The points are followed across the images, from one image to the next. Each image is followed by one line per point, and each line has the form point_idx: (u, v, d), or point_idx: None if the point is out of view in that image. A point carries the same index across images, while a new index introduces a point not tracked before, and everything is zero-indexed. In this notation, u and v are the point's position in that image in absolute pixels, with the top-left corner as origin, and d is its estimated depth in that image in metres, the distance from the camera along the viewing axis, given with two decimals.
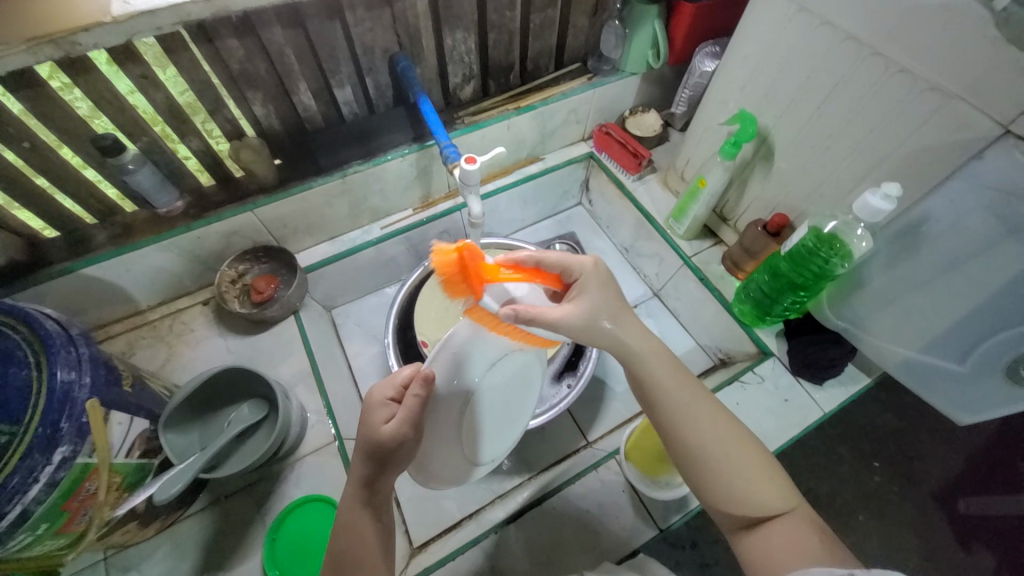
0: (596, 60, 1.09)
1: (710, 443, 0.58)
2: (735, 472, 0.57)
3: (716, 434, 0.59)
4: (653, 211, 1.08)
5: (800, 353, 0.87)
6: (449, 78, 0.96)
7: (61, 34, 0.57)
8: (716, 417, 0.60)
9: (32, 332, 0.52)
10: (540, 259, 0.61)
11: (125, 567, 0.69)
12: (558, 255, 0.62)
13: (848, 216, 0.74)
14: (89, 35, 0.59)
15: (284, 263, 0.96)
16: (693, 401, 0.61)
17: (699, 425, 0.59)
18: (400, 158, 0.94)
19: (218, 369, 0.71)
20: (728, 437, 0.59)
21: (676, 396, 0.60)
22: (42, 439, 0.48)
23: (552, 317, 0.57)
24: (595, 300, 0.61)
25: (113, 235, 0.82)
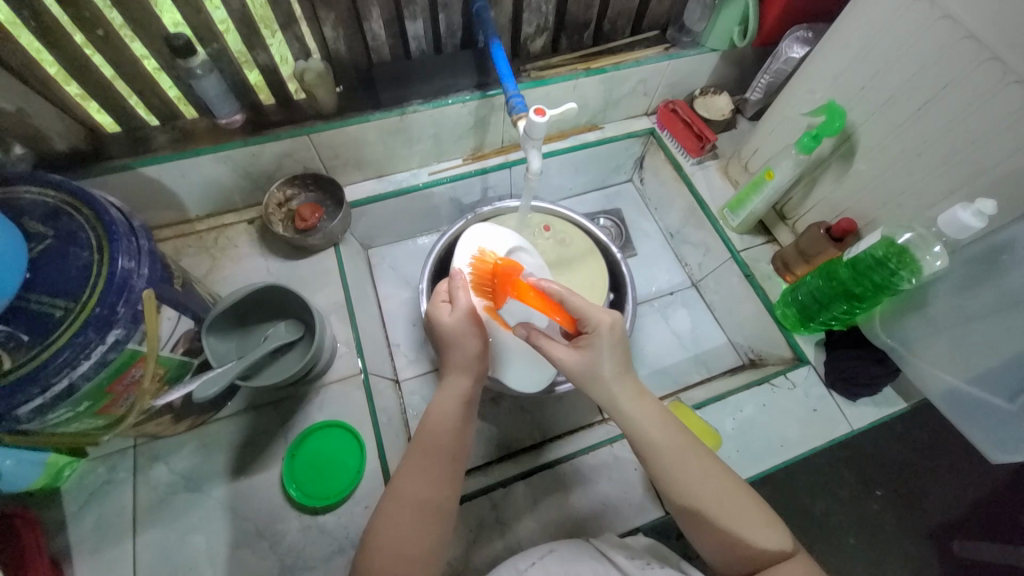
0: (676, 30, 1.03)
1: (695, 490, 0.57)
2: (714, 508, 0.57)
3: (698, 472, 0.58)
4: (708, 199, 1.04)
5: (838, 366, 0.84)
6: (522, 27, 0.92)
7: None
8: (702, 456, 0.59)
9: (96, 217, 0.53)
10: (564, 298, 0.64)
11: (153, 456, 0.73)
12: (581, 300, 0.63)
13: (925, 231, 0.70)
14: None
15: (331, 195, 0.95)
16: (673, 436, 0.60)
17: (680, 473, 0.58)
18: (461, 104, 0.91)
19: (260, 285, 0.71)
20: (704, 471, 0.58)
21: (649, 430, 0.60)
22: (98, 318, 0.49)
23: (551, 351, 0.65)
24: (601, 354, 0.62)
25: (173, 139, 0.82)
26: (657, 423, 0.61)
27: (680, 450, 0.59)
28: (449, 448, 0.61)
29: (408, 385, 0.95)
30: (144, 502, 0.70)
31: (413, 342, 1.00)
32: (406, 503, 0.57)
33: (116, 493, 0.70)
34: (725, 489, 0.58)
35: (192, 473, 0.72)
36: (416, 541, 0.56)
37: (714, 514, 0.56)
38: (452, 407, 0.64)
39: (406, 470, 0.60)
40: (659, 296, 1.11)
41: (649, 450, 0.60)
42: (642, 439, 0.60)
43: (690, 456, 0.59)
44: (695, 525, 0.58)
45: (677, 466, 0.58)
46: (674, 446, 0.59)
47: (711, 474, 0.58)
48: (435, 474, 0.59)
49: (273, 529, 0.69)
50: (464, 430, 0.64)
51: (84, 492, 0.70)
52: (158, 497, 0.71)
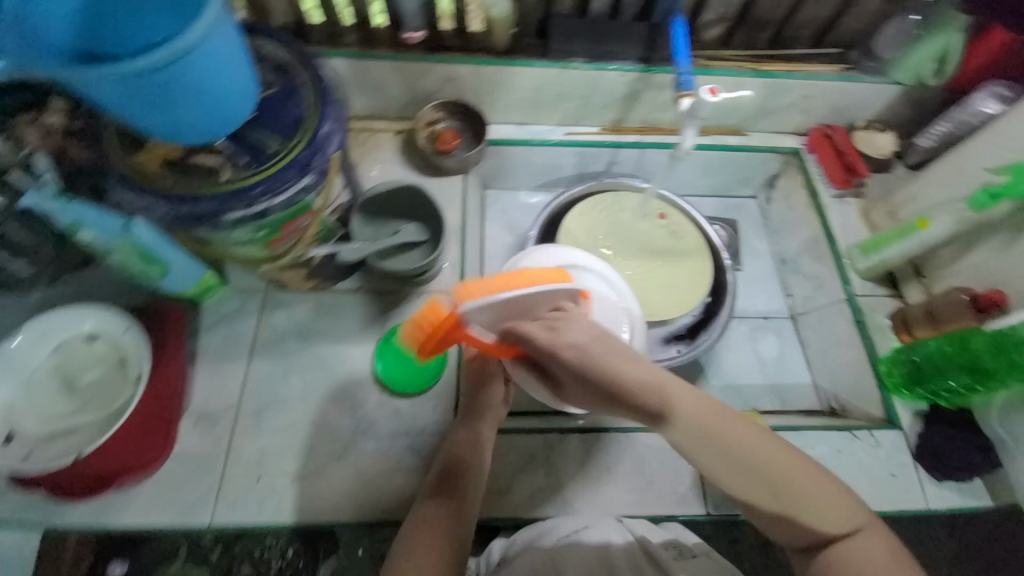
0: (861, 53, 0.98)
1: (778, 493, 0.50)
2: (796, 506, 0.50)
3: (766, 454, 0.51)
4: (838, 233, 1.00)
5: (932, 442, 0.80)
6: (704, 12, 0.92)
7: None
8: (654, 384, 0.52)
9: (314, 78, 0.61)
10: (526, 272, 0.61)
11: (275, 305, 0.84)
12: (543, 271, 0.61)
13: None
14: None
15: (473, 128, 1.00)
16: (686, 400, 0.52)
17: (761, 470, 0.51)
18: (621, 73, 0.93)
19: (405, 184, 0.79)
20: (789, 471, 0.51)
21: (721, 432, 0.51)
22: (300, 162, 0.57)
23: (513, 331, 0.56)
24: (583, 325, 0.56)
25: (362, 40, 0.91)
26: (660, 384, 0.52)
27: (755, 451, 0.51)
28: (469, 479, 0.64)
29: None
30: (261, 338, 0.81)
31: None
32: (433, 533, 0.59)
33: (242, 324, 0.82)
34: (814, 496, 0.51)
35: (303, 329, 0.83)
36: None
37: (802, 493, 0.50)
38: (474, 444, 0.68)
39: (429, 508, 0.61)
40: (752, 316, 1.07)
41: (723, 463, 0.51)
42: (714, 441, 0.51)
43: (740, 427, 0.52)
44: (792, 518, 0.51)
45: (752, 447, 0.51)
46: (735, 425, 0.52)
47: (774, 446, 0.52)
48: (453, 513, 0.61)
49: (358, 396, 0.78)
50: (480, 468, 0.66)
51: (218, 315, 0.82)
52: (273, 338, 0.82)
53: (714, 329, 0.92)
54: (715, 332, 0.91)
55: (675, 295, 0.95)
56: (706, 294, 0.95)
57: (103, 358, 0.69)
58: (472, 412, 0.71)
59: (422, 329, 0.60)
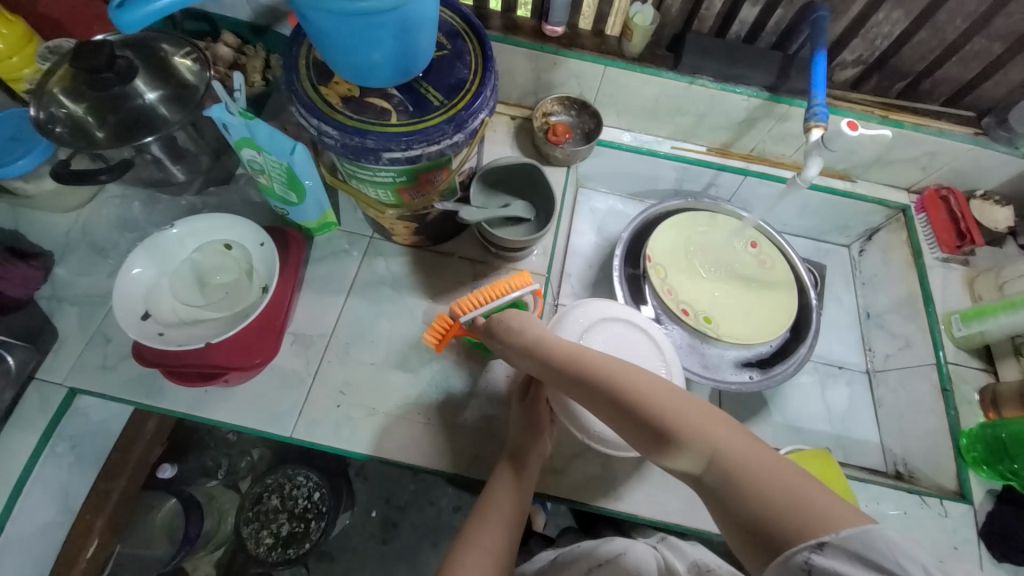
0: (996, 121, 0.95)
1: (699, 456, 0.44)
2: (741, 491, 0.41)
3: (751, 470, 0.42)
4: (936, 298, 0.97)
5: (1005, 522, 0.76)
6: (842, 53, 0.92)
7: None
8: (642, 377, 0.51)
9: (481, 49, 0.67)
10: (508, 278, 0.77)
11: (377, 252, 0.90)
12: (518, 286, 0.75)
13: None
14: None
15: (586, 125, 1.04)
16: (661, 394, 0.49)
17: (686, 434, 0.46)
18: (745, 97, 0.95)
19: (525, 163, 0.83)
20: (711, 436, 0.44)
21: (646, 394, 0.50)
22: (458, 120, 0.62)
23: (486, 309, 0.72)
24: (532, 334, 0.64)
25: (504, 25, 0.96)
26: (649, 385, 0.50)
27: (684, 419, 0.46)
28: (518, 498, 0.66)
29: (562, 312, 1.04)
30: (360, 278, 0.87)
31: (582, 280, 1.08)
32: (478, 552, 0.61)
33: (345, 262, 0.88)
34: (758, 472, 0.42)
35: (398, 279, 0.88)
36: (492, 555, 0.61)
37: (754, 480, 0.41)
38: (529, 468, 0.69)
39: (491, 491, 0.67)
40: (826, 364, 1.04)
41: (647, 428, 0.48)
42: (635, 405, 0.49)
43: (719, 425, 0.45)
44: (733, 496, 0.42)
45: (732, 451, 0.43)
46: (682, 403, 0.48)
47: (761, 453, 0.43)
48: (510, 497, 0.66)
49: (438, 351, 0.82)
50: (527, 490, 0.68)
51: (326, 250, 0.88)
52: (371, 282, 0.87)
53: (790, 364, 0.92)
54: (792, 367, 0.91)
55: (756, 323, 0.95)
56: (788, 330, 0.96)
57: (237, 265, 0.77)
58: (528, 428, 0.72)
59: (517, 283, 0.75)
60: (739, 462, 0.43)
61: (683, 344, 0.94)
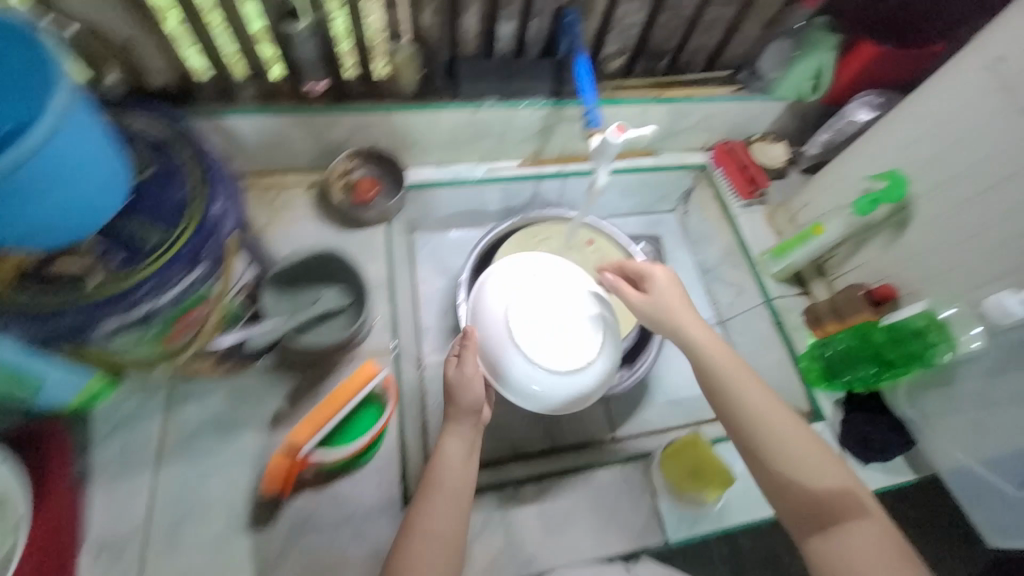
0: (749, 74, 1.04)
1: (789, 443, 0.67)
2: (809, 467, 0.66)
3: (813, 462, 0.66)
4: (750, 242, 1.06)
5: (856, 429, 0.86)
6: (604, 47, 0.95)
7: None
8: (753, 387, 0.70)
9: (200, 160, 0.56)
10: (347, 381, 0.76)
11: (183, 397, 0.75)
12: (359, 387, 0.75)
13: (970, 310, 0.73)
14: None
15: (391, 172, 0.97)
16: (747, 382, 0.71)
17: (787, 438, 0.67)
18: (533, 109, 0.94)
19: (322, 252, 0.75)
20: (797, 433, 0.68)
21: (750, 391, 0.70)
22: (186, 256, 0.52)
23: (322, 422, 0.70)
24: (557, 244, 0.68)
25: (256, 95, 0.85)
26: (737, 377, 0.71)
27: (785, 420, 0.69)
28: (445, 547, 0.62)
29: (431, 371, 0.97)
30: (170, 439, 0.72)
31: (441, 330, 1.02)
32: None
33: (145, 425, 0.73)
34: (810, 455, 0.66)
35: (219, 420, 0.75)
36: (441, 531, 0.63)
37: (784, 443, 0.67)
38: (451, 506, 0.65)
39: (440, 454, 0.69)
40: None
41: (725, 407, 0.71)
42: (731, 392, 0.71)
43: (750, 390, 0.70)
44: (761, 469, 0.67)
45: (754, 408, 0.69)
46: (771, 411, 0.69)
47: (832, 466, 0.66)
48: (456, 471, 0.68)
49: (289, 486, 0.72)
50: (459, 531, 0.64)
51: (116, 420, 0.72)
52: (185, 436, 0.73)
53: (650, 350, 0.92)
54: (651, 355, 0.90)
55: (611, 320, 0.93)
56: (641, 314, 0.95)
57: None
58: (429, 482, 0.66)
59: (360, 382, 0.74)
60: (755, 442, 0.68)
61: None
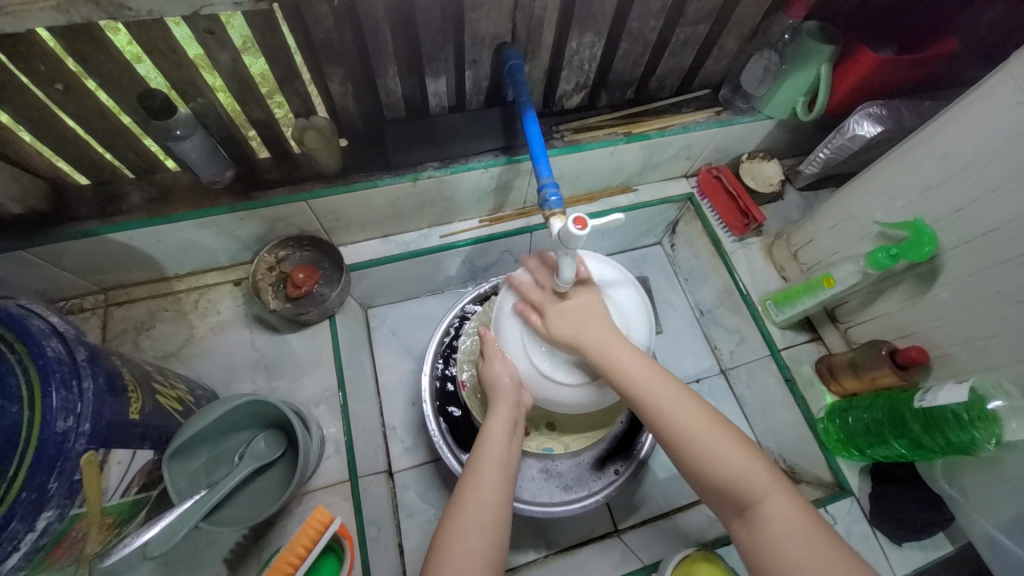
0: (731, 91, 0.90)
1: (701, 436, 0.55)
2: (722, 457, 0.54)
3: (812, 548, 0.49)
4: (748, 285, 0.93)
5: (886, 506, 0.75)
6: (558, 85, 0.80)
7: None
8: (717, 432, 0.55)
9: (30, 357, 0.43)
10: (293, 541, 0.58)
11: None
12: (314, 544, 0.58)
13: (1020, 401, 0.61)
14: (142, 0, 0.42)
15: (329, 256, 0.85)
16: (647, 373, 0.58)
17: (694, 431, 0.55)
18: (483, 169, 0.80)
19: (242, 402, 0.63)
20: (709, 428, 0.56)
21: (648, 378, 0.58)
22: (25, 503, 0.40)
23: None
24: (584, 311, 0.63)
25: (148, 199, 0.71)
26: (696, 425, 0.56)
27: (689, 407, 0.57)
28: None
29: (403, 477, 0.87)
30: None
31: (410, 426, 0.90)
32: None
33: None
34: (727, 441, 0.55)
35: None
36: (487, 512, 0.56)
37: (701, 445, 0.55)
38: None
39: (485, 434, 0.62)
40: (684, 384, 1.00)
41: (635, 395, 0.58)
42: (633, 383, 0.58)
43: (650, 376, 0.58)
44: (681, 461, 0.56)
45: (727, 472, 0.54)
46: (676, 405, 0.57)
47: (836, 552, 0.48)
48: (500, 445, 0.61)
49: None
50: None
51: None
52: None
53: (644, 438, 0.81)
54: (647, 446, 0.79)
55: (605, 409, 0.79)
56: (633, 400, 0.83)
57: None
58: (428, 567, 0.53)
59: (310, 538, 0.58)
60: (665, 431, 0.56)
61: (536, 472, 0.81)
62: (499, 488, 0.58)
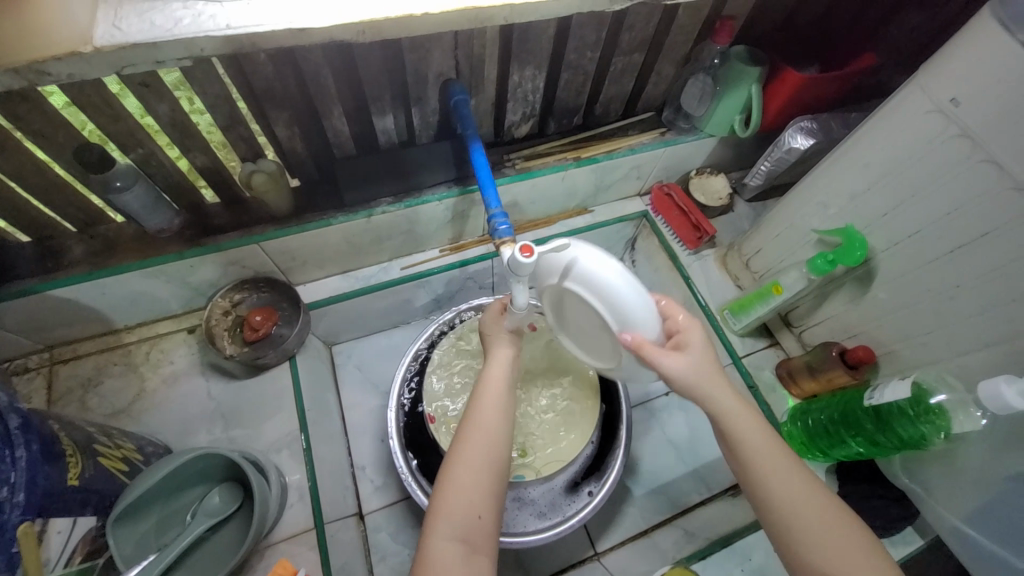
0: (673, 113, 0.94)
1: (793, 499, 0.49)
2: (814, 527, 0.48)
3: (864, 570, 0.45)
4: (706, 296, 0.96)
5: (854, 505, 0.77)
6: (506, 116, 0.83)
7: (24, 63, 0.40)
8: (811, 500, 0.49)
9: None
10: None
11: None
12: None
13: (963, 393, 0.63)
14: (62, 64, 0.41)
15: (287, 296, 0.83)
16: (753, 433, 0.53)
17: (785, 496, 0.49)
18: (437, 201, 0.81)
19: (193, 456, 0.61)
20: (806, 498, 0.49)
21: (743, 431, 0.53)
22: None
23: None
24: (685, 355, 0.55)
25: (90, 252, 0.69)
26: (769, 471, 0.51)
27: (785, 471, 0.51)
28: None
29: (375, 519, 0.84)
30: None
31: (380, 464, 0.88)
32: None
33: None
34: (821, 512, 0.49)
35: None
36: (479, 499, 0.52)
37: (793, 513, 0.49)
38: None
39: (477, 415, 0.57)
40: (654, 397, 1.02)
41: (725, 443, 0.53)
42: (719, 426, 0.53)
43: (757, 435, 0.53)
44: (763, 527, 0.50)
45: (825, 546, 0.47)
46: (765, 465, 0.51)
47: None
48: (494, 430, 0.56)
49: None
50: None
51: None
52: None
53: (616, 456, 0.81)
54: (619, 464, 0.80)
55: (574, 430, 0.80)
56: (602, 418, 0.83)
57: None
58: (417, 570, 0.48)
59: None
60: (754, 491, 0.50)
61: (508, 502, 0.80)
62: (485, 469, 0.54)
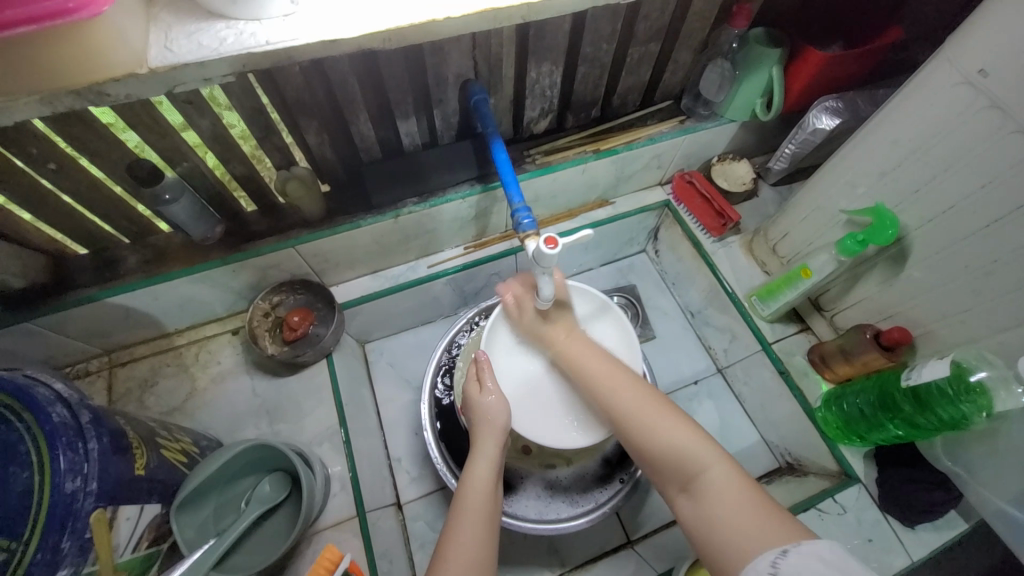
0: (692, 99, 0.93)
1: (648, 420, 0.59)
2: (662, 435, 0.57)
3: (712, 468, 0.53)
4: (732, 283, 0.95)
5: (893, 489, 0.75)
6: (525, 112, 0.84)
7: (85, 86, 0.44)
8: (662, 416, 0.59)
9: (38, 423, 0.45)
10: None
11: None
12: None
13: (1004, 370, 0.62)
14: (120, 85, 0.45)
15: (322, 296, 0.87)
16: (616, 381, 0.65)
17: (642, 418, 0.60)
18: (461, 199, 0.83)
19: (245, 446, 0.65)
20: (660, 416, 0.59)
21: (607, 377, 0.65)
22: (40, 565, 0.41)
23: None
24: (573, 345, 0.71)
25: (143, 261, 0.74)
26: (630, 402, 0.62)
27: (642, 400, 0.62)
28: None
29: (412, 508, 0.87)
30: None
31: (416, 456, 0.91)
32: None
33: None
34: (667, 422, 0.58)
35: None
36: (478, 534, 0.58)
37: (649, 428, 0.59)
38: None
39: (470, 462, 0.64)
40: (683, 386, 1.02)
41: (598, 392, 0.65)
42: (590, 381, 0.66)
43: (609, 377, 0.66)
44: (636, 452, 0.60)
45: (672, 444, 0.56)
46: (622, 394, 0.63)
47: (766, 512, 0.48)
48: (488, 469, 0.63)
49: None
50: None
51: None
52: None
53: None
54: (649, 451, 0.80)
55: None
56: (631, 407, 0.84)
57: None
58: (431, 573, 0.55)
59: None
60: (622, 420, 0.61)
61: (541, 491, 0.81)
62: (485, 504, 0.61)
